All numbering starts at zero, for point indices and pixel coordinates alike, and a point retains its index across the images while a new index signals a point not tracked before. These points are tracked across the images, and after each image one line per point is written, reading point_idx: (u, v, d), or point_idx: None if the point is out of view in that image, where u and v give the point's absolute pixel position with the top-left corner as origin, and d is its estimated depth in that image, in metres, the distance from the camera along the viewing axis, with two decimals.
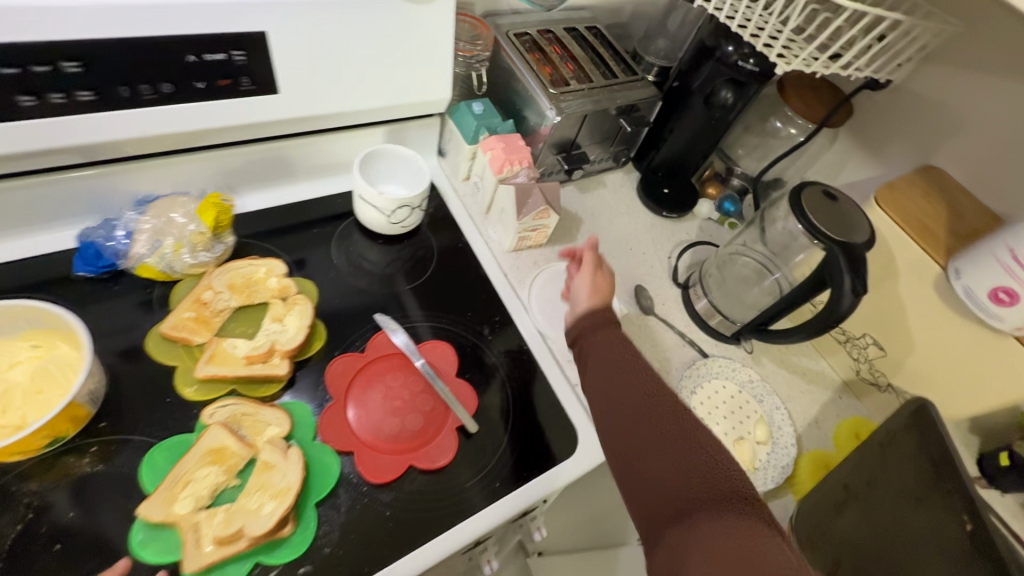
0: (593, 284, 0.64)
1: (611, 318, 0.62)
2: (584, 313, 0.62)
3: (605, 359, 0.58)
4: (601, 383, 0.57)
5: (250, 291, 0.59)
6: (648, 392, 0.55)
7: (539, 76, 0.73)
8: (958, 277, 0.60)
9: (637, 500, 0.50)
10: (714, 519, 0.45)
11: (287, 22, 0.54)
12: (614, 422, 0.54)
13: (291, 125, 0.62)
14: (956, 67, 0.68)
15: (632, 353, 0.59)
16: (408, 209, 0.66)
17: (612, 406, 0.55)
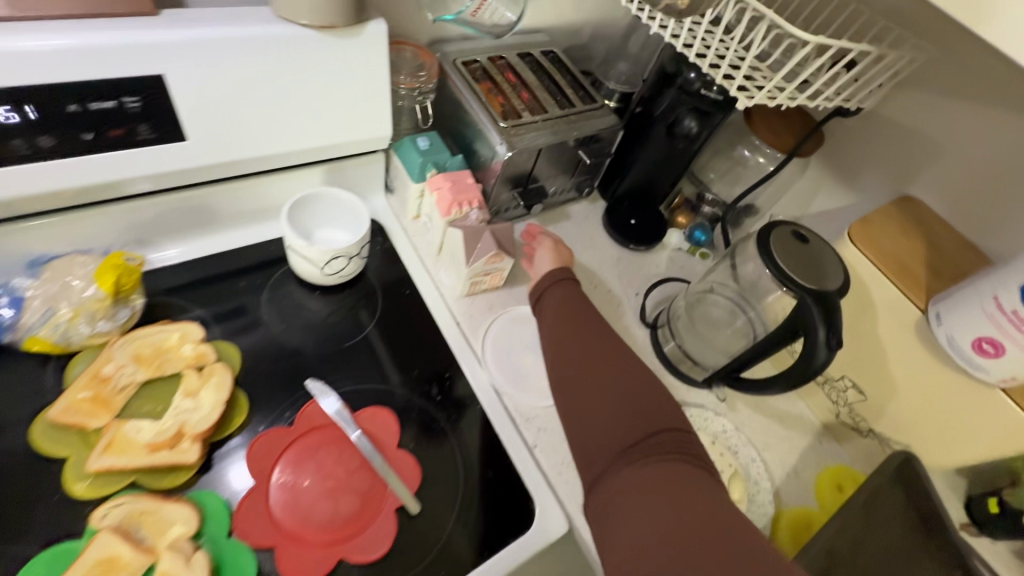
0: (555, 250, 0.71)
1: (575, 284, 0.68)
2: (547, 275, 0.68)
3: (563, 313, 0.64)
4: (564, 339, 0.62)
5: (160, 362, 0.52)
6: (605, 346, 0.61)
7: (490, 108, 0.67)
8: (939, 323, 0.56)
9: (582, 440, 0.56)
10: (648, 452, 0.51)
11: (190, 63, 0.47)
12: (569, 371, 0.60)
13: (208, 172, 0.56)
14: (930, 94, 0.64)
15: (597, 316, 0.64)
16: (344, 259, 0.60)
17: (571, 359, 0.60)
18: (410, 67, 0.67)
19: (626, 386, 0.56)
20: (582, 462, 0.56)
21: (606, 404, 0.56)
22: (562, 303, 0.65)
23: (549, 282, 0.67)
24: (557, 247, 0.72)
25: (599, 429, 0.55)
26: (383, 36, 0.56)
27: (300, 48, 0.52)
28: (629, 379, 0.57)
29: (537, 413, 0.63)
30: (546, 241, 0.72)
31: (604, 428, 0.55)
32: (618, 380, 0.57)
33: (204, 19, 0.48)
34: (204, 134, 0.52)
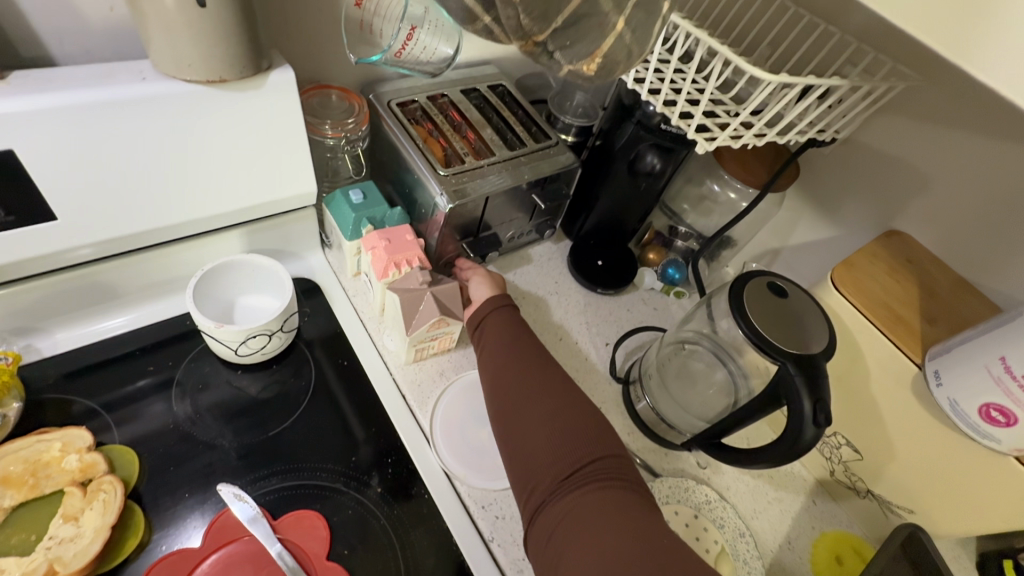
0: (489, 276, 0.66)
1: (516, 311, 0.63)
2: (487, 301, 0.63)
3: (501, 341, 0.59)
4: (501, 367, 0.57)
5: (35, 480, 0.44)
6: (549, 368, 0.57)
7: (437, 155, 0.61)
8: (939, 384, 0.49)
9: (522, 465, 0.51)
10: (586, 492, 0.47)
11: (47, 133, 0.40)
12: (509, 394, 0.55)
13: (95, 249, 0.49)
14: (913, 120, 0.58)
15: (536, 342, 0.59)
16: (263, 336, 0.53)
17: (513, 380, 0.55)
18: (338, 113, 0.60)
19: (573, 411, 0.52)
20: (520, 490, 0.50)
21: (552, 431, 0.51)
22: (503, 326, 0.60)
23: (490, 308, 0.62)
24: (493, 276, 0.66)
25: (543, 456, 0.50)
26: (291, 86, 0.49)
27: (189, 106, 0.45)
28: (574, 404, 0.53)
29: (495, 498, 0.56)
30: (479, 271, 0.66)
31: (549, 455, 0.50)
32: (563, 406, 0.52)
33: (67, 81, 0.41)
34: (80, 210, 0.45)
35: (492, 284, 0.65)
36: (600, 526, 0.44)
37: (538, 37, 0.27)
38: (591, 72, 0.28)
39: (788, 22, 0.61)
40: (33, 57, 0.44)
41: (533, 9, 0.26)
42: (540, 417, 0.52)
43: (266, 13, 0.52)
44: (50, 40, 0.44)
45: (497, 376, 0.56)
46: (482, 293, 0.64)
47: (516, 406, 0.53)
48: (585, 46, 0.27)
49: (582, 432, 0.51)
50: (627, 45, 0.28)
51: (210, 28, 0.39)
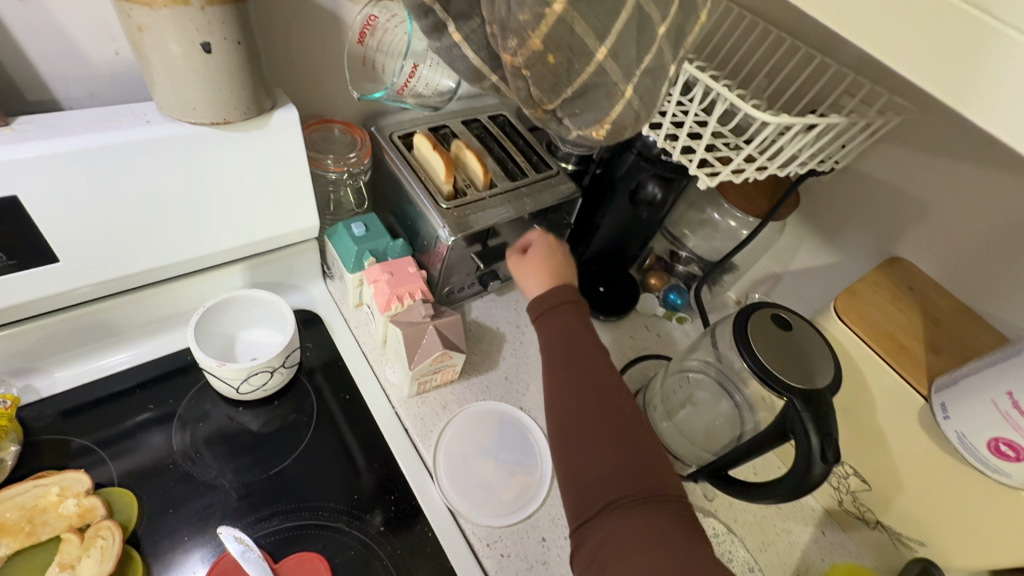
0: (540, 267, 0.60)
1: (577, 305, 0.55)
2: (545, 296, 0.56)
3: (559, 339, 0.53)
4: (558, 369, 0.51)
5: (31, 528, 0.44)
6: (609, 375, 0.51)
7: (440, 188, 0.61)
8: (946, 417, 0.49)
9: (573, 477, 0.47)
10: (632, 517, 0.43)
11: (50, 178, 0.40)
12: (565, 401, 0.50)
13: (96, 289, 0.49)
14: (911, 149, 0.59)
15: (597, 342, 0.53)
16: (265, 373, 0.53)
17: (568, 386, 0.50)
18: (341, 147, 0.61)
19: (632, 430, 0.48)
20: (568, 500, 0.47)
21: (610, 448, 0.47)
22: (560, 324, 0.54)
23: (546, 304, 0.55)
24: (538, 265, 0.60)
25: (598, 472, 0.46)
26: (294, 124, 0.49)
27: (194, 147, 0.45)
28: (634, 422, 0.49)
29: (500, 535, 0.55)
30: (516, 272, 0.61)
31: (604, 471, 0.46)
32: (624, 423, 0.48)
33: (70, 126, 0.41)
34: (82, 251, 0.45)
35: (534, 282, 0.59)
36: (647, 554, 0.41)
37: (547, 106, 0.30)
38: (599, 137, 0.31)
39: (784, 54, 0.62)
40: (37, 100, 0.44)
41: (543, 82, 0.28)
42: (599, 431, 0.47)
43: (270, 53, 0.52)
44: (55, 84, 0.44)
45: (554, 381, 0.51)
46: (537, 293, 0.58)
47: (571, 416, 0.49)
48: (595, 114, 0.30)
49: (640, 452, 0.47)
50: (636, 110, 0.30)
51: (216, 73, 0.40)
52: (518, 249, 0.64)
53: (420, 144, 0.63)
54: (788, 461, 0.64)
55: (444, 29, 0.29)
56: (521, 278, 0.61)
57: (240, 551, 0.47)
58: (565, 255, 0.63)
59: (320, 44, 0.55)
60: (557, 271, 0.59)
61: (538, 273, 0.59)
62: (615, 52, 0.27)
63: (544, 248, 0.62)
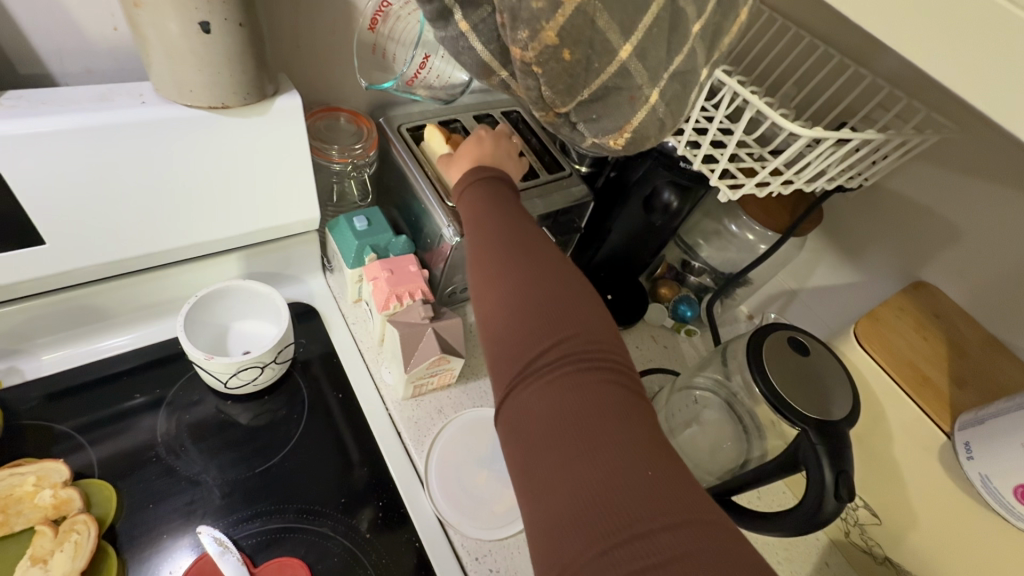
0: (462, 153, 0.54)
1: (502, 184, 0.49)
2: (469, 174, 0.50)
3: (483, 212, 0.46)
4: (483, 239, 0.44)
5: (5, 518, 0.42)
6: (538, 244, 0.44)
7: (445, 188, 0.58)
8: (970, 457, 0.47)
9: (501, 334, 0.39)
10: (559, 384, 0.35)
11: (35, 155, 0.38)
12: (489, 269, 0.42)
13: (85, 273, 0.47)
14: (948, 170, 0.56)
15: (523, 216, 0.46)
16: (255, 369, 0.51)
17: (494, 254, 0.43)
18: (347, 137, 0.59)
19: (576, 290, 0.41)
20: (494, 365, 0.40)
21: (548, 304, 0.39)
22: (483, 200, 0.47)
23: (470, 182, 0.49)
24: (462, 155, 0.54)
25: (530, 328, 0.38)
26: (297, 112, 0.47)
27: (190, 132, 0.43)
28: (577, 285, 0.41)
29: (489, 549, 0.53)
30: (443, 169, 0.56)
31: (538, 327, 0.38)
32: (565, 282, 0.41)
33: (61, 103, 0.39)
34: (67, 233, 0.43)
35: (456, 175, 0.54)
36: (590, 428, 0.33)
37: (560, 110, 0.28)
38: (616, 146, 0.30)
39: (816, 62, 0.59)
40: (30, 74, 0.42)
41: (558, 82, 0.26)
42: (533, 286, 0.40)
43: (276, 36, 0.50)
44: (49, 58, 0.42)
45: (483, 242, 0.44)
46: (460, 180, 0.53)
47: (502, 272, 0.41)
48: (613, 121, 0.28)
49: (583, 315, 0.39)
50: (659, 117, 0.28)
51: (216, 55, 0.38)
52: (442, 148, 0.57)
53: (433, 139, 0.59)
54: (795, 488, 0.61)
55: (451, 17, 0.27)
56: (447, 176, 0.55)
57: (217, 552, 0.45)
58: (492, 140, 0.55)
59: (331, 29, 0.53)
60: (483, 158, 0.53)
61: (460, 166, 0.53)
62: (642, 51, 0.26)
63: (470, 137, 0.55)
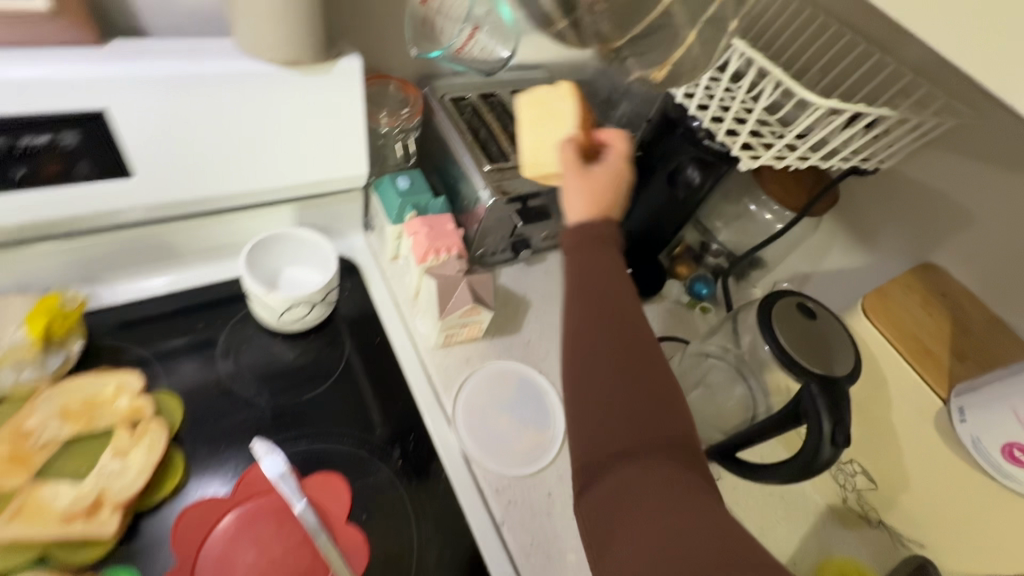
0: (597, 181, 0.44)
1: (614, 240, 0.44)
2: (590, 225, 0.43)
3: (590, 276, 0.42)
4: (583, 311, 0.41)
5: (90, 416, 0.48)
6: (640, 326, 0.42)
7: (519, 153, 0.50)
8: (962, 419, 0.50)
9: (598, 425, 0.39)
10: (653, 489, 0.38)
11: (133, 96, 0.44)
12: (589, 349, 0.41)
13: (161, 210, 0.52)
14: (961, 157, 0.59)
15: (629, 285, 0.42)
16: (305, 306, 0.56)
17: (595, 334, 0.41)
18: (394, 103, 0.64)
19: (667, 395, 0.41)
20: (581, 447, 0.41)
21: (639, 416, 0.40)
22: (592, 261, 0.42)
23: (583, 236, 0.43)
24: (595, 179, 0.44)
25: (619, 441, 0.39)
26: (357, 73, 0.52)
27: (263, 84, 0.48)
28: (667, 384, 0.42)
29: (508, 484, 0.58)
30: (568, 166, 0.45)
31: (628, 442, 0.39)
32: (656, 385, 0.41)
33: (159, 52, 0.44)
34: (152, 170, 0.48)
35: (581, 196, 0.44)
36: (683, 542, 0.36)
37: None
38: None
39: (840, 50, 0.62)
40: (128, 27, 0.48)
41: None
42: (626, 393, 0.40)
43: (339, 4, 0.55)
44: (146, 12, 0.47)
45: (580, 328, 0.42)
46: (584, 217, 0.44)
47: (603, 359, 0.40)
48: None
49: (669, 425, 0.41)
50: None
51: (295, 12, 0.43)
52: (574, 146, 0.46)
53: (541, 101, 0.50)
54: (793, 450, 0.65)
55: None
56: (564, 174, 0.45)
57: (277, 471, 0.49)
58: (629, 173, 0.46)
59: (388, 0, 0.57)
60: (612, 200, 0.44)
61: (586, 190, 0.44)
62: None
63: (611, 164, 0.45)
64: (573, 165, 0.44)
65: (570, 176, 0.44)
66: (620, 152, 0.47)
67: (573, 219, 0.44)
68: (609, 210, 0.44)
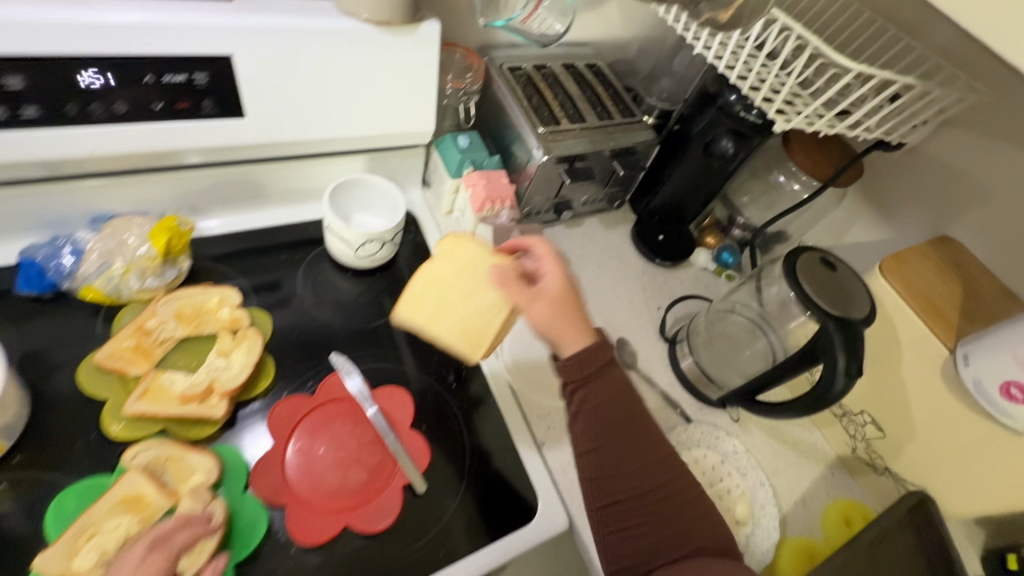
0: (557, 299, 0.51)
1: (615, 369, 0.52)
2: (585, 358, 0.50)
3: (601, 412, 0.50)
4: (601, 444, 0.51)
5: (198, 321, 0.56)
6: (649, 448, 0.52)
7: (453, 346, 0.56)
8: (966, 364, 0.56)
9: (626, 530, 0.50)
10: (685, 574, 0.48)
11: (253, 46, 0.51)
12: (610, 474, 0.51)
13: (261, 150, 0.60)
14: (978, 134, 0.64)
15: (635, 412, 0.52)
16: (376, 243, 0.63)
17: (613, 459, 0.51)
18: (459, 68, 0.70)
19: (680, 483, 0.52)
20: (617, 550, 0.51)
21: (661, 505, 0.50)
22: (601, 400, 0.51)
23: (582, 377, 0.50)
24: (553, 298, 0.51)
25: (647, 528, 0.50)
26: (436, 37, 0.59)
27: (358, 41, 0.55)
28: (676, 475, 0.52)
29: (549, 411, 0.65)
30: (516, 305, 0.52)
31: (655, 527, 0.50)
32: (669, 475, 0.52)
33: (276, 8, 0.52)
34: (260, 112, 0.55)
35: (557, 320, 0.50)
36: None
37: None
38: None
39: (872, 33, 0.68)
40: None
41: None
42: (644, 490, 0.51)
43: None
44: None
45: (599, 443, 0.51)
46: (574, 345, 0.50)
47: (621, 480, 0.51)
48: None
49: (689, 510, 0.51)
50: None
51: None
52: (506, 279, 0.53)
53: (420, 301, 0.57)
54: (796, 392, 0.72)
55: None
56: (528, 315, 0.52)
57: (355, 387, 0.56)
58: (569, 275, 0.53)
59: None
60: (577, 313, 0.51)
61: (558, 312, 0.50)
62: None
63: (556, 280, 0.51)
64: (529, 303, 0.51)
65: (528, 306, 0.51)
66: (546, 259, 0.53)
67: (568, 354, 0.51)
68: (585, 328, 0.51)
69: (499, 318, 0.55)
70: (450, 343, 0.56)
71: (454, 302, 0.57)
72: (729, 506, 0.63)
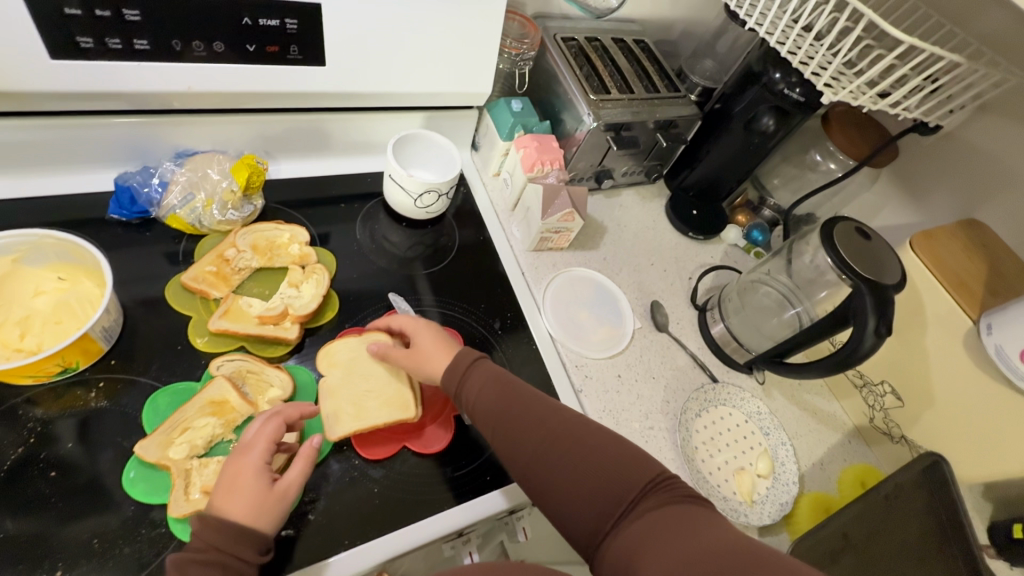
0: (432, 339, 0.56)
1: (482, 364, 0.54)
2: (450, 371, 0.53)
3: (487, 400, 0.51)
4: (502, 432, 0.49)
5: (271, 255, 0.60)
6: (548, 419, 0.49)
7: (388, 422, 0.54)
8: (989, 333, 0.60)
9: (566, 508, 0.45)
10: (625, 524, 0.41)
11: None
12: (525, 458, 0.48)
13: (334, 98, 0.64)
14: (1013, 120, 0.66)
15: (521, 393, 0.51)
16: (434, 194, 0.67)
17: (518, 442, 0.48)
18: (516, 34, 0.74)
19: (580, 434, 0.47)
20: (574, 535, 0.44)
21: (564, 462, 0.46)
22: (481, 391, 0.51)
23: (457, 377, 0.53)
24: (419, 344, 0.56)
25: (572, 500, 0.44)
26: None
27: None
28: (587, 435, 0.47)
29: (587, 362, 0.68)
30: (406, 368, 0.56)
31: (580, 494, 0.44)
32: (567, 432, 0.48)
33: None
34: (339, 61, 0.59)
35: (426, 360, 0.55)
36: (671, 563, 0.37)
37: None
38: None
39: (917, 20, 0.70)
40: None
41: None
42: (561, 460, 0.46)
43: None
44: None
45: (499, 429, 0.49)
46: (439, 370, 0.54)
47: (539, 456, 0.47)
48: None
49: (610, 459, 0.45)
50: None
51: None
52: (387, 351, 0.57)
53: (339, 416, 0.53)
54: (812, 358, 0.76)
55: None
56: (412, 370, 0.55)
57: None
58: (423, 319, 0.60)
59: None
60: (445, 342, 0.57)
61: (429, 350, 0.55)
62: None
63: (416, 332, 0.57)
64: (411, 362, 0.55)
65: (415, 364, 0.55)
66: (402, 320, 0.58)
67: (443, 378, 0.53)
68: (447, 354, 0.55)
69: (402, 373, 0.57)
70: (387, 418, 0.54)
71: (355, 392, 0.56)
72: (751, 460, 0.67)
